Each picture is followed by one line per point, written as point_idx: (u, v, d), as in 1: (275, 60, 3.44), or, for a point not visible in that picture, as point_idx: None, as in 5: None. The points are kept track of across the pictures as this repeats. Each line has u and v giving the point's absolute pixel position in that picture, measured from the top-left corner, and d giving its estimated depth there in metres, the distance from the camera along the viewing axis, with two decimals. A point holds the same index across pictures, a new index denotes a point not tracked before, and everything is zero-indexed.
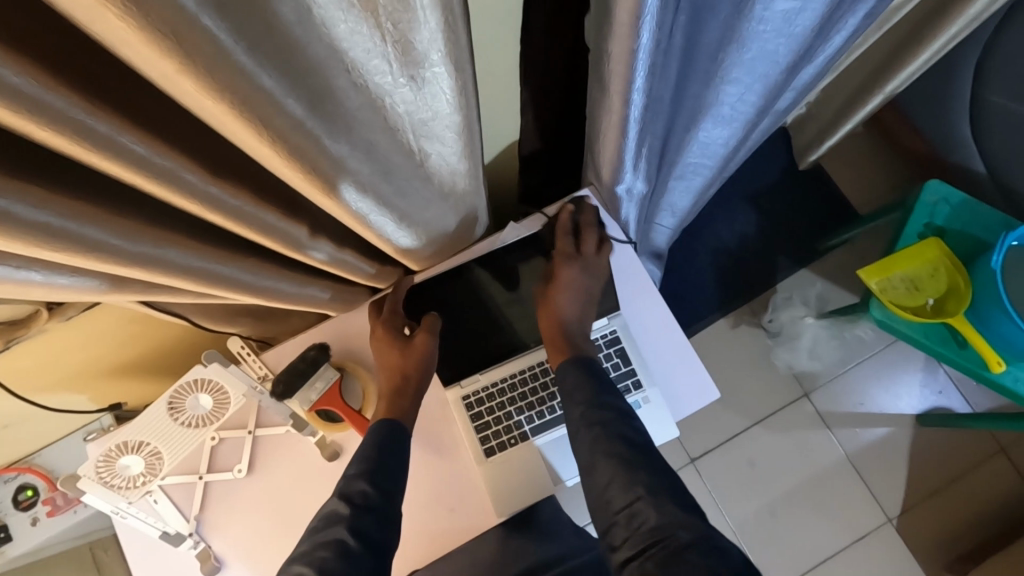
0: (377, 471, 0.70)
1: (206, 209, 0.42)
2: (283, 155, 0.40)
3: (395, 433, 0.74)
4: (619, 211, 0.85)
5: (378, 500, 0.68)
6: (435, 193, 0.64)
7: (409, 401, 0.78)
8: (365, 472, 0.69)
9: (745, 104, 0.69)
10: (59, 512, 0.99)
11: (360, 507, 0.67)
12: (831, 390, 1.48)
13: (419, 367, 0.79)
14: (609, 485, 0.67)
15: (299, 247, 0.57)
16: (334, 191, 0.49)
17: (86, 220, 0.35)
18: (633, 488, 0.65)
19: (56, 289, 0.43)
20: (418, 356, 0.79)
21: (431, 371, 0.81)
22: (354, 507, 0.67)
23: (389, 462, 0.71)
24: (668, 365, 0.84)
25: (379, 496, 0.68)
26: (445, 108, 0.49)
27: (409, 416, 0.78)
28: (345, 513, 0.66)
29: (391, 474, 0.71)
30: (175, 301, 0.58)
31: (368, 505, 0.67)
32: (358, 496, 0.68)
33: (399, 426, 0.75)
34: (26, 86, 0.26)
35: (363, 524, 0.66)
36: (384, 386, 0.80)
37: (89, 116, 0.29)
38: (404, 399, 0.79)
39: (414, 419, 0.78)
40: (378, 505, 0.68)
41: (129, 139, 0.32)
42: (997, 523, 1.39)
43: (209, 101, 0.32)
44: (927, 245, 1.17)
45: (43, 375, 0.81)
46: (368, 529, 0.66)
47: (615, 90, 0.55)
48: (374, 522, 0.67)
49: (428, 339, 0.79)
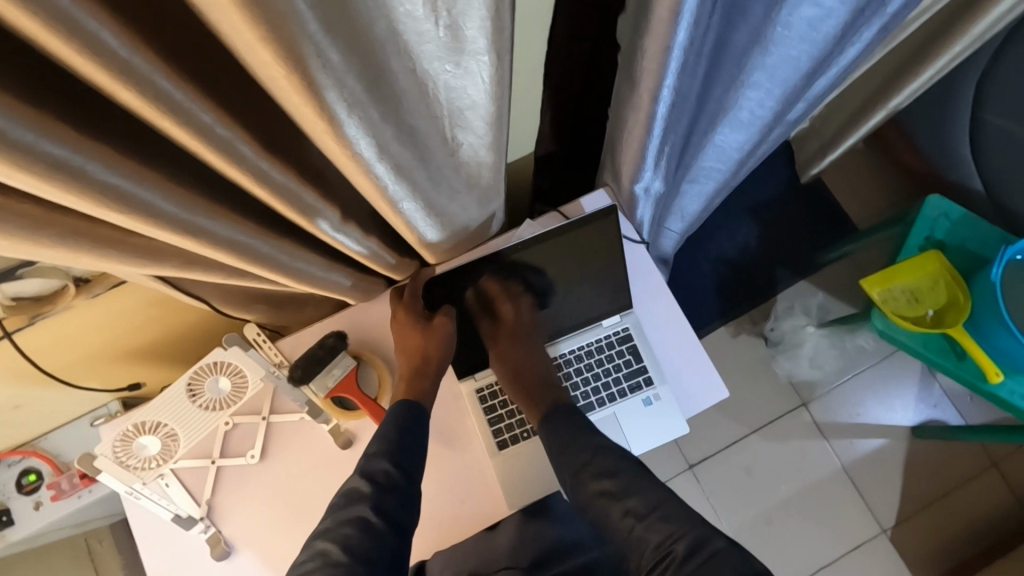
0: (400, 450, 0.70)
1: (255, 183, 0.43)
2: (333, 134, 0.42)
3: (417, 415, 0.74)
4: (634, 212, 0.86)
5: (399, 479, 0.69)
6: (462, 184, 0.65)
7: (429, 382, 0.80)
8: (387, 451, 0.70)
9: (762, 109, 0.72)
10: (62, 497, 0.98)
11: (382, 487, 0.68)
12: (830, 400, 1.50)
13: (440, 349, 0.81)
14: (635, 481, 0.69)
15: (330, 230, 0.58)
16: (373, 174, 0.50)
17: (149, 186, 0.36)
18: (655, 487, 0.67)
19: (102, 259, 0.44)
20: (439, 339, 0.81)
21: (449, 354, 0.82)
22: (376, 487, 0.67)
23: (411, 441, 0.72)
24: (677, 363, 0.86)
25: (401, 475, 0.69)
26: (483, 97, 0.50)
27: (427, 396, 0.79)
28: (367, 491, 0.67)
29: (413, 454, 0.71)
30: (206, 280, 0.59)
31: (391, 484, 0.68)
32: (380, 475, 0.68)
33: (423, 407, 0.76)
34: (120, 48, 0.27)
35: (386, 502, 0.67)
36: (404, 368, 0.81)
37: (169, 82, 0.31)
38: (423, 380, 0.80)
39: (433, 398, 0.79)
40: (400, 485, 0.68)
41: (199, 108, 0.33)
42: (988, 537, 1.41)
43: (279, 72, 0.33)
44: (928, 258, 1.20)
45: (62, 356, 0.81)
46: (391, 507, 0.67)
47: (645, 87, 0.57)
48: (395, 501, 0.67)
49: (448, 322, 0.82)
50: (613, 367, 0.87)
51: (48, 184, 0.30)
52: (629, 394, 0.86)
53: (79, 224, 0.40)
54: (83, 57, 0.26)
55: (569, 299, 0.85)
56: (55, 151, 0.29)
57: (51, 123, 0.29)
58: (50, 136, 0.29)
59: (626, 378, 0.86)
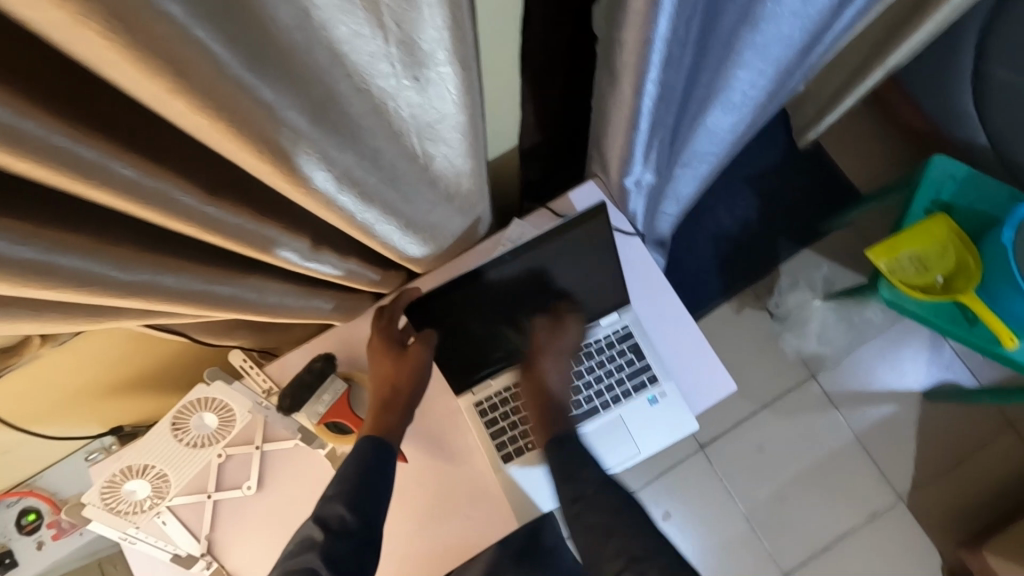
0: (358, 494, 0.69)
1: (202, 230, 0.39)
2: (282, 171, 0.38)
3: (381, 454, 0.72)
4: (626, 204, 0.82)
5: (355, 525, 0.68)
6: (439, 197, 0.61)
7: (397, 415, 0.76)
8: (343, 495, 0.68)
9: (756, 88, 0.67)
10: (64, 536, 0.97)
11: (336, 532, 0.67)
12: (838, 371, 1.47)
13: (411, 379, 0.77)
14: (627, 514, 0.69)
15: (299, 261, 0.54)
16: (337, 204, 0.46)
17: (77, 252, 0.33)
18: None
19: (47, 323, 0.41)
20: (412, 366, 0.76)
21: (423, 386, 0.78)
22: (330, 532, 0.67)
23: (371, 483, 0.70)
24: (681, 357, 0.83)
25: (357, 521, 0.68)
26: (451, 108, 0.46)
27: (396, 431, 0.76)
28: (319, 539, 0.66)
29: (374, 498, 0.69)
30: (173, 323, 0.55)
31: (345, 530, 0.67)
32: (335, 520, 0.68)
33: (386, 446, 0.73)
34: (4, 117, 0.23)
35: (338, 549, 0.66)
36: (373, 398, 0.77)
37: (75, 143, 0.27)
38: (392, 413, 0.77)
39: (400, 434, 0.75)
40: (356, 530, 0.67)
41: (120, 165, 0.29)
42: (1006, 498, 1.39)
43: (203, 120, 0.29)
44: (934, 224, 1.15)
45: (39, 400, 0.78)
46: (343, 556, 0.66)
47: (627, 80, 0.52)
48: (349, 547, 0.67)
49: (421, 349, 0.77)
50: (615, 368, 0.83)
51: None
52: (634, 394, 0.82)
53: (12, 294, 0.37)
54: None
55: (550, 306, 0.81)
56: None
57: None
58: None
59: (629, 378, 0.83)
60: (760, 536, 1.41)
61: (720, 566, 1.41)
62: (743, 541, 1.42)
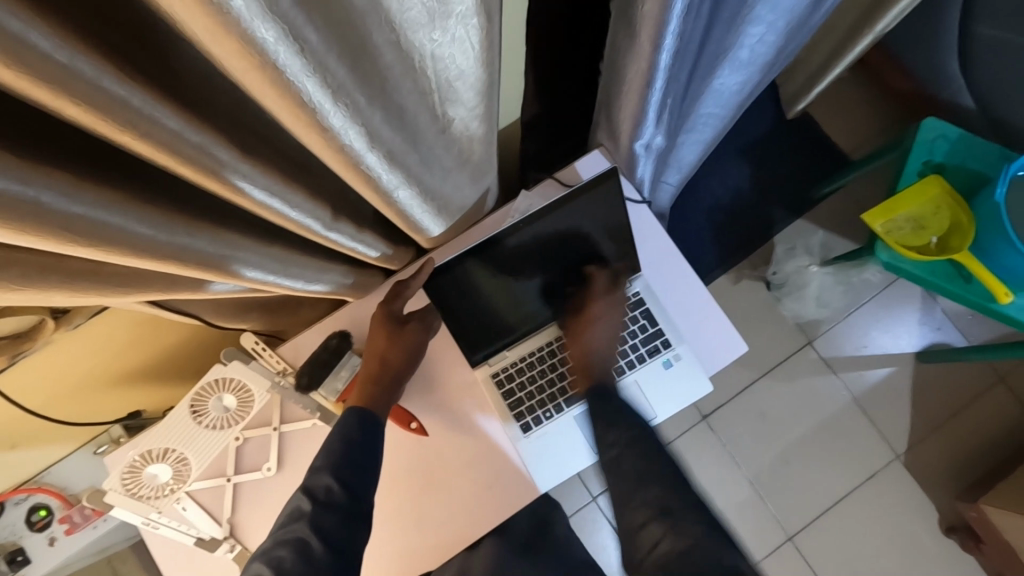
0: (344, 465, 0.69)
1: (234, 191, 0.38)
2: (315, 127, 0.37)
3: (366, 428, 0.72)
4: (634, 170, 0.82)
5: (341, 496, 0.67)
6: (454, 163, 0.61)
7: (384, 390, 0.76)
8: (330, 467, 0.68)
9: (764, 45, 0.67)
10: (78, 529, 0.96)
11: (323, 504, 0.67)
12: (834, 335, 1.50)
13: (402, 358, 0.77)
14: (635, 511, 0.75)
15: (320, 231, 0.53)
16: (364, 165, 0.46)
17: (118, 210, 0.32)
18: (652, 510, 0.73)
19: (75, 293, 0.40)
20: (408, 346, 0.77)
21: (412, 366, 0.78)
22: (317, 504, 0.67)
23: (358, 457, 0.70)
24: (693, 321, 0.83)
25: (344, 493, 0.68)
26: (473, 64, 0.45)
27: (380, 406, 0.75)
28: (308, 508, 0.66)
29: (360, 471, 0.69)
30: (192, 298, 0.54)
31: (331, 501, 0.67)
32: (321, 491, 0.68)
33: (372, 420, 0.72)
34: (60, 53, 0.22)
35: (326, 522, 0.66)
36: (362, 369, 0.77)
37: (125, 84, 0.26)
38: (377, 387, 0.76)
39: (383, 409, 0.75)
40: (343, 502, 0.67)
41: (163, 113, 0.29)
42: (1000, 452, 1.43)
43: (249, 65, 0.28)
44: (929, 182, 1.17)
45: (50, 390, 0.77)
46: (331, 527, 0.66)
47: (645, 32, 0.51)
48: (336, 520, 0.67)
49: (420, 333, 0.78)
50: (628, 335, 0.84)
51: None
52: (648, 359, 0.84)
53: (43, 260, 0.36)
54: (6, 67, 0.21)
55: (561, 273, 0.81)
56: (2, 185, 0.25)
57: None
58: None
59: (643, 343, 0.84)
60: (764, 500, 1.45)
61: (727, 530, 1.44)
62: (747, 506, 1.45)
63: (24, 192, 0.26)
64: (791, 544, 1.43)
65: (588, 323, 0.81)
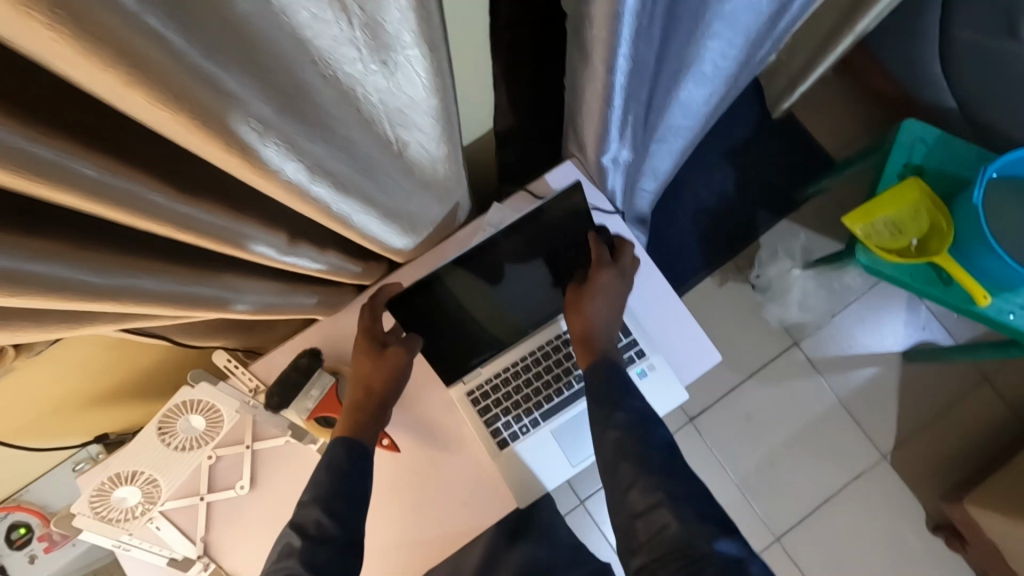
0: (333, 496, 0.69)
1: (176, 230, 0.38)
2: (250, 165, 0.37)
3: (354, 460, 0.72)
4: (605, 182, 0.82)
5: (335, 530, 0.68)
6: (415, 185, 0.60)
7: (372, 418, 0.75)
8: (320, 501, 0.69)
9: (727, 59, 0.67)
10: (55, 547, 0.95)
11: (315, 539, 0.67)
12: (820, 337, 1.50)
13: (387, 383, 0.76)
14: (631, 487, 0.69)
15: (276, 257, 0.53)
16: (312, 197, 0.46)
17: (46, 258, 0.32)
18: (655, 491, 0.67)
19: (20, 332, 0.40)
20: (390, 368, 0.76)
21: (399, 390, 0.78)
22: (309, 538, 0.67)
23: (348, 486, 0.70)
24: (669, 333, 0.84)
25: (337, 527, 0.68)
26: (422, 93, 0.45)
27: (369, 434, 0.75)
28: (299, 545, 0.66)
29: (351, 500, 0.70)
30: (152, 325, 0.54)
31: (325, 535, 0.67)
32: (313, 526, 0.68)
33: (360, 450, 0.72)
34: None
35: (320, 556, 0.66)
36: (349, 397, 0.76)
37: (37, 142, 0.26)
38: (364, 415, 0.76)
39: (373, 437, 0.75)
40: (336, 535, 0.68)
41: (81, 164, 0.29)
42: (987, 451, 1.44)
43: (166, 114, 0.28)
44: (909, 185, 1.17)
45: (20, 416, 0.77)
46: (324, 561, 0.66)
47: (598, 56, 0.52)
48: (330, 556, 0.67)
49: (402, 352, 0.76)
50: None
51: None
52: None
53: None
54: None
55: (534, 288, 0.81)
56: None
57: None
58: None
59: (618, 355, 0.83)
60: (751, 503, 1.45)
61: None
62: (733, 508, 1.45)
63: None
64: (778, 545, 1.44)
65: (589, 292, 0.77)
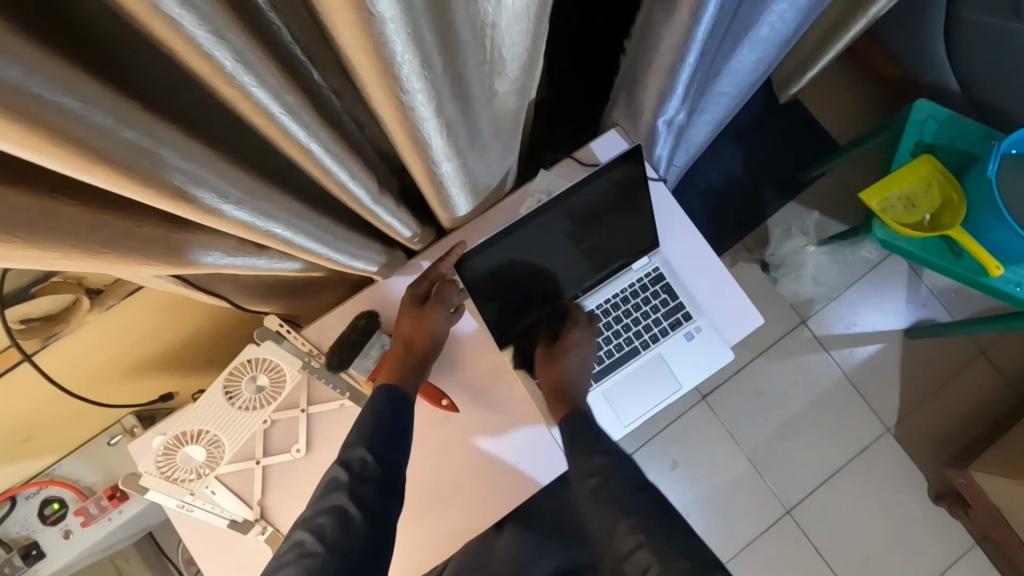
0: (377, 438, 0.69)
1: (307, 157, 0.40)
2: (391, 90, 0.37)
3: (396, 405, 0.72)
4: (654, 149, 0.83)
5: (376, 470, 0.68)
6: (491, 139, 0.61)
7: (413, 368, 0.76)
8: (363, 440, 0.69)
9: (784, 23, 0.70)
10: (94, 521, 0.93)
11: (358, 476, 0.68)
12: (824, 314, 1.55)
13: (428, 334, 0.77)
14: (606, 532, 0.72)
15: (368, 203, 0.54)
16: (423, 135, 0.46)
17: (196, 162, 0.34)
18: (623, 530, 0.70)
19: (132, 258, 0.40)
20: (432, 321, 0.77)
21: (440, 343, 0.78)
22: (354, 475, 0.68)
23: (390, 431, 0.71)
24: (713, 295, 0.85)
25: (378, 467, 0.68)
26: (532, 35, 0.46)
27: (410, 383, 0.75)
28: (344, 479, 0.68)
29: (391, 441, 0.70)
30: (233, 271, 0.54)
31: (366, 473, 0.68)
32: (358, 463, 0.68)
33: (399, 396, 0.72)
34: (182, 18, 0.23)
35: (363, 493, 0.67)
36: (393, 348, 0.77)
37: (231, 51, 0.27)
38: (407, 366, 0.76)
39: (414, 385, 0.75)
40: (376, 474, 0.68)
41: (252, 81, 0.29)
42: (985, 422, 1.50)
43: (354, 22, 0.29)
44: (921, 161, 1.21)
45: (99, 379, 0.79)
46: (367, 497, 0.67)
47: (685, 1, 0.53)
48: (371, 491, 0.67)
49: (442, 308, 0.77)
50: (651, 309, 0.86)
51: (94, 168, 0.28)
52: (670, 332, 0.86)
53: (115, 216, 0.37)
54: (169, 28, 0.23)
55: (585, 253, 0.81)
56: (115, 127, 0.27)
57: (77, 82, 0.25)
58: (71, 93, 0.24)
59: (665, 317, 0.86)
60: (763, 476, 1.49)
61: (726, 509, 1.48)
62: (745, 481, 1.49)
63: (130, 139, 0.29)
64: (789, 516, 1.47)
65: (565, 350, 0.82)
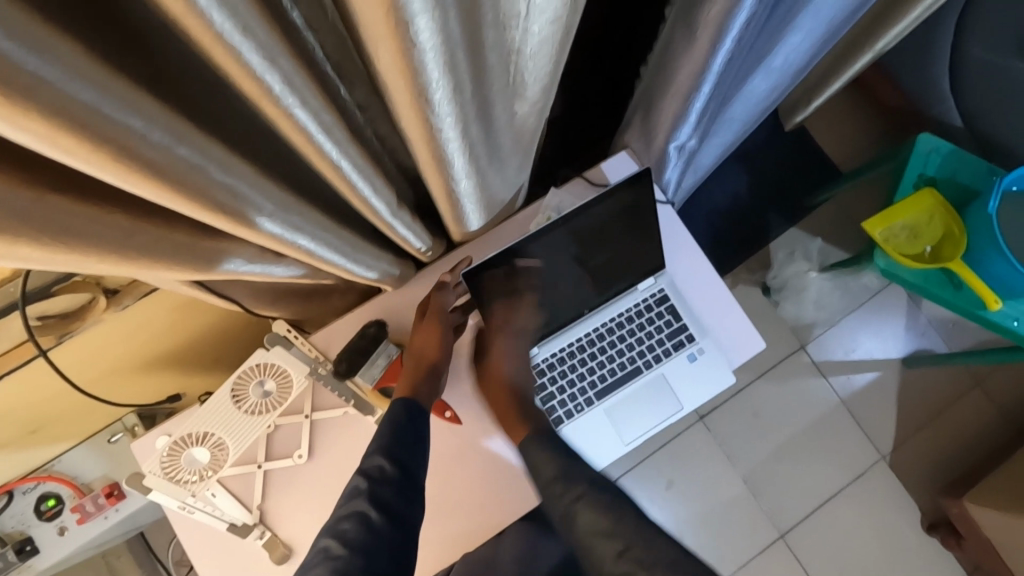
0: (394, 446, 0.70)
1: (335, 172, 0.41)
2: (421, 111, 0.39)
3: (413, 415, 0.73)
4: (664, 172, 0.85)
5: (396, 473, 0.69)
6: (508, 159, 0.63)
7: (425, 379, 0.76)
8: (382, 447, 0.70)
9: (796, 56, 0.72)
10: (89, 519, 0.93)
11: (378, 480, 0.68)
12: (823, 340, 1.56)
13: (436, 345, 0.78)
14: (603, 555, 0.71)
15: (387, 216, 0.55)
16: (445, 154, 0.48)
17: (220, 165, 0.35)
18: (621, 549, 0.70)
19: (156, 262, 0.41)
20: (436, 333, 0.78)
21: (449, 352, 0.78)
22: (372, 480, 0.68)
23: (409, 438, 0.71)
24: (716, 317, 0.86)
25: (399, 471, 0.69)
26: (556, 61, 0.48)
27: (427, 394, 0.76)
28: (364, 486, 0.68)
29: (409, 447, 0.71)
30: (250, 277, 0.55)
31: (387, 477, 0.68)
32: (376, 469, 0.69)
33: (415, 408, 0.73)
34: (239, 44, 0.25)
35: (383, 493, 0.68)
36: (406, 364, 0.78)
37: (280, 74, 0.29)
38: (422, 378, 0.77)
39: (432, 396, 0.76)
40: (395, 477, 0.69)
41: (294, 101, 0.31)
42: (979, 454, 1.50)
43: (395, 48, 0.31)
44: (922, 195, 1.23)
45: (109, 378, 0.80)
46: (390, 499, 0.68)
47: (704, 34, 0.55)
48: (393, 491, 0.68)
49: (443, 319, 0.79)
50: (654, 330, 0.87)
51: (123, 166, 0.29)
52: (674, 352, 0.87)
53: (143, 218, 0.38)
54: (225, 49, 0.25)
55: (592, 271, 0.82)
56: (146, 126, 0.29)
57: (116, 84, 0.26)
58: (111, 95, 0.26)
59: (668, 338, 0.87)
60: (756, 499, 1.49)
61: (719, 530, 1.48)
62: (740, 503, 1.49)
63: (163, 140, 0.30)
64: (783, 541, 1.47)
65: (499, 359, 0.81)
